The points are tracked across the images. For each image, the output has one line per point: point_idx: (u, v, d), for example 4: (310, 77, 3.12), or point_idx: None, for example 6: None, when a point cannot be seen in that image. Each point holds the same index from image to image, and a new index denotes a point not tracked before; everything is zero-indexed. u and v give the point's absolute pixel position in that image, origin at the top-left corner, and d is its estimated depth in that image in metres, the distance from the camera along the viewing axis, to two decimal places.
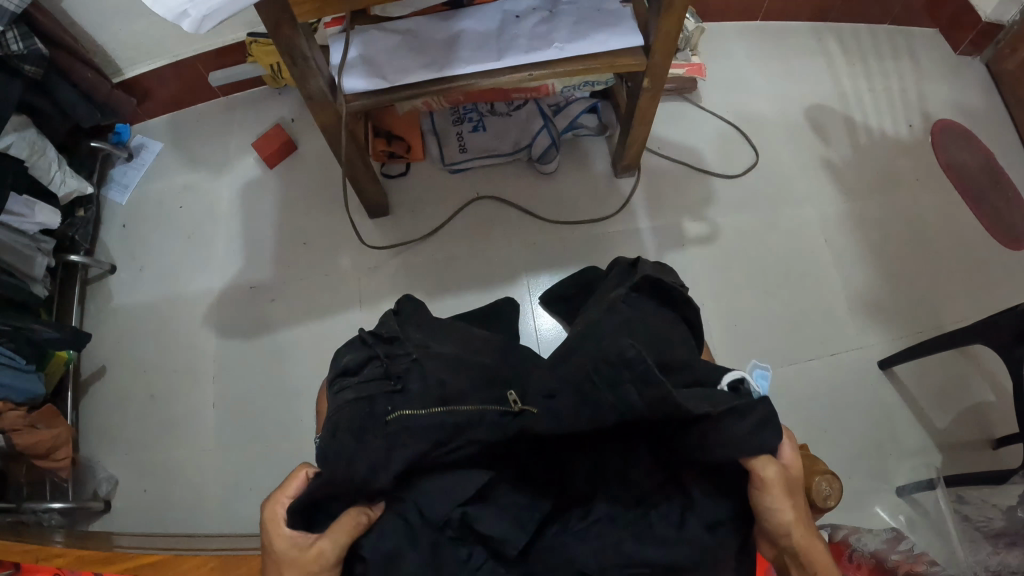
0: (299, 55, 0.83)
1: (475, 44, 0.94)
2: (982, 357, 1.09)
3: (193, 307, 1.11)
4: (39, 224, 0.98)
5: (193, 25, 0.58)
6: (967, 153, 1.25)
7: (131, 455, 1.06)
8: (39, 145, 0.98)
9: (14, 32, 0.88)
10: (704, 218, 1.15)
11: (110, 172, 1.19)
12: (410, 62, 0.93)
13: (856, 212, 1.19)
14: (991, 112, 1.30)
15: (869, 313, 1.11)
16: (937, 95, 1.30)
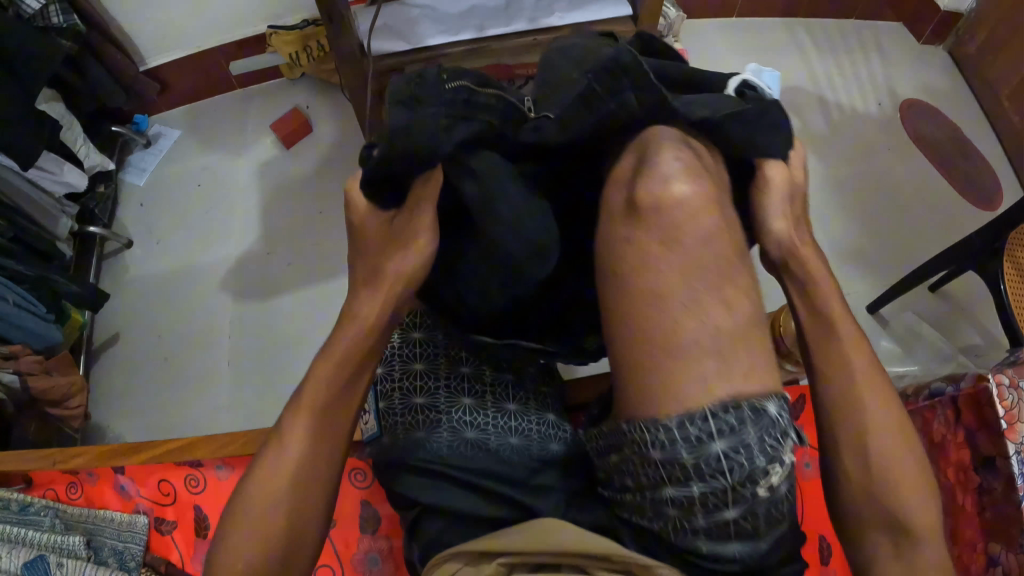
0: (337, 12, 0.90)
1: (484, 15, 1.01)
2: (964, 303, 1.21)
3: (208, 276, 1.15)
4: (66, 185, 1.04)
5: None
6: (935, 126, 1.37)
7: (140, 418, 1.06)
8: (68, 119, 1.04)
9: (56, 7, 0.97)
10: None
11: (129, 157, 1.24)
12: (429, 29, 0.99)
13: (834, 176, 1.29)
14: (954, 92, 1.42)
15: (851, 263, 1.21)
16: (904, 77, 1.42)
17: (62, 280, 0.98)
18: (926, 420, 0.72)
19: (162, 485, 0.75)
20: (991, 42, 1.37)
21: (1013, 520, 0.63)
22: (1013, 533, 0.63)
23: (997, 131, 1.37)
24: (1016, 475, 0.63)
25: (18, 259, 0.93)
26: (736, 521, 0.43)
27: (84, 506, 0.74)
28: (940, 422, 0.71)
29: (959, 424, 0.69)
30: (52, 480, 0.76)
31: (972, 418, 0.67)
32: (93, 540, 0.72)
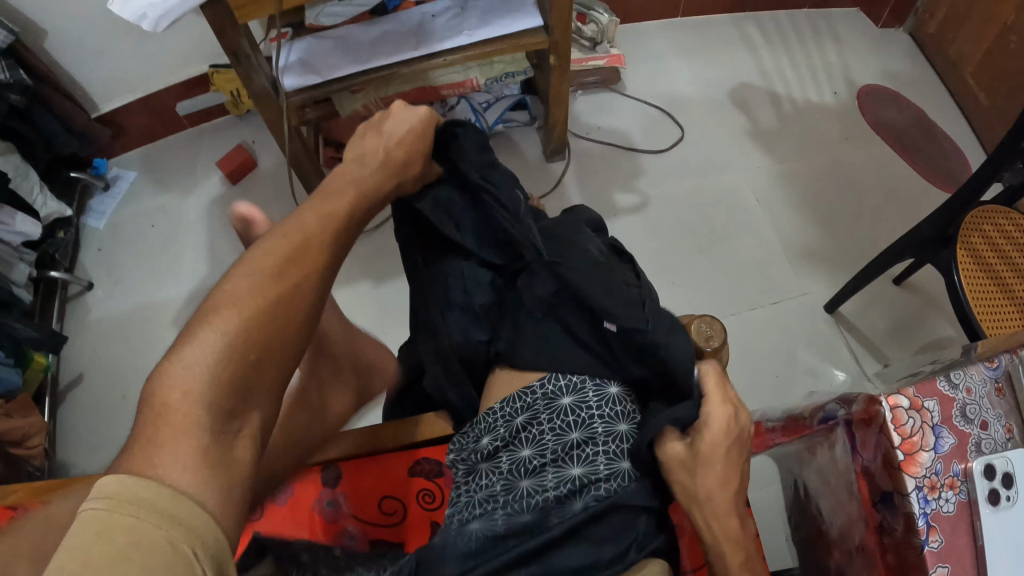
0: (241, 52, 0.95)
1: (394, 40, 1.05)
2: (933, 295, 1.14)
3: (163, 311, 1.20)
4: (22, 235, 1.10)
5: (152, 23, 0.83)
6: (897, 111, 1.32)
7: (99, 454, 1.11)
8: (24, 169, 1.10)
9: (3, 63, 1.02)
10: (635, 190, 1.22)
11: (89, 202, 1.30)
12: (341, 59, 1.04)
13: (785, 172, 1.25)
14: (917, 74, 1.37)
15: (804, 260, 1.16)
16: (862, 63, 1.37)
17: (18, 325, 1.04)
18: (830, 443, 0.57)
19: None
20: (950, 20, 1.31)
21: (910, 568, 0.46)
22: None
23: (965, 110, 1.31)
24: (915, 515, 0.45)
25: None
26: (582, 477, 0.56)
27: None
28: (841, 445, 0.54)
29: (856, 453, 0.51)
30: None
31: (867, 446, 0.49)
32: None
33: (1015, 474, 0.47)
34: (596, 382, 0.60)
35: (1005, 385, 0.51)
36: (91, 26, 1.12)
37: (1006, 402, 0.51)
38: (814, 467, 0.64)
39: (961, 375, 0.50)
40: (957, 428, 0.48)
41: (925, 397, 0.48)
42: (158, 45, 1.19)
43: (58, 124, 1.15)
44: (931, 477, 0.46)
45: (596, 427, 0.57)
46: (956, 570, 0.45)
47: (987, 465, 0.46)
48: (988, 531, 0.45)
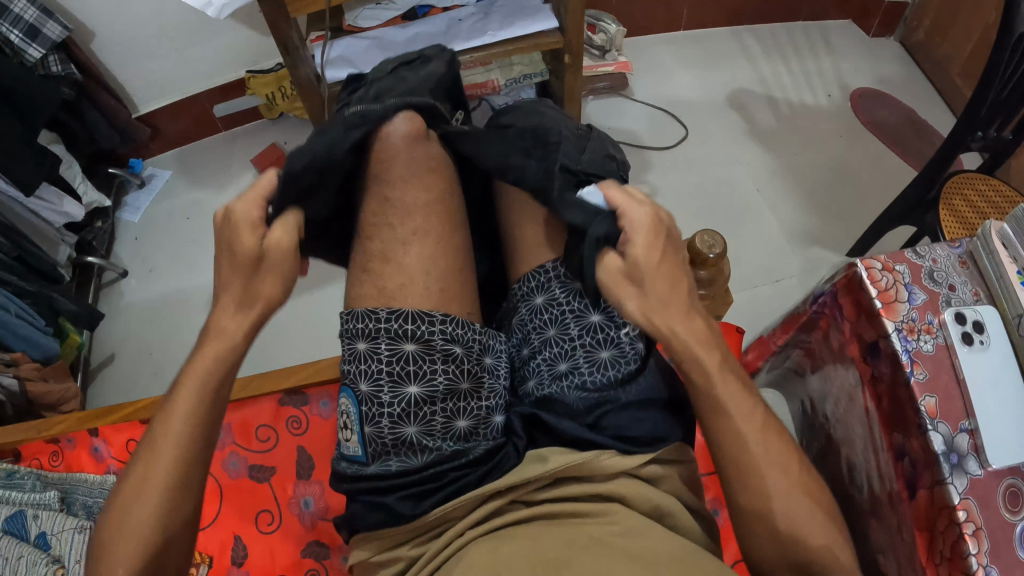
0: (290, 44, 1.06)
1: (426, 40, 1.16)
2: None
3: (197, 296, 1.28)
4: (65, 215, 1.16)
5: (216, 10, 0.96)
6: (887, 111, 1.42)
7: None
8: (67, 158, 1.18)
9: (55, 57, 1.10)
10: (644, 181, 1.31)
11: (125, 198, 1.40)
12: (378, 55, 1.15)
13: (786, 163, 1.33)
14: (905, 79, 1.48)
15: (807, 241, 1.22)
16: (854, 68, 1.49)
17: (60, 297, 1.10)
18: (823, 327, 0.63)
19: (130, 444, 0.79)
20: (936, 27, 1.44)
21: (905, 404, 0.52)
22: (911, 419, 0.52)
23: (952, 109, 1.42)
24: (898, 352, 0.52)
25: (21, 276, 1.04)
26: (570, 372, 0.60)
27: (63, 471, 0.79)
28: (834, 324, 0.61)
29: (845, 318, 0.58)
30: (38, 450, 0.81)
31: (852, 307, 0.57)
32: (67, 497, 0.77)
33: (985, 322, 0.54)
34: (563, 278, 0.62)
35: (970, 260, 0.59)
36: (139, 29, 1.22)
37: (973, 272, 0.58)
38: (813, 370, 0.70)
39: (926, 247, 0.57)
40: (927, 286, 0.55)
41: (896, 262, 0.56)
42: (199, 50, 1.29)
43: (101, 118, 1.23)
44: (909, 323, 0.53)
45: (569, 322, 0.61)
46: (944, 401, 0.51)
47: (959, 313, 0.53)
48: (966, 365, 0.52)
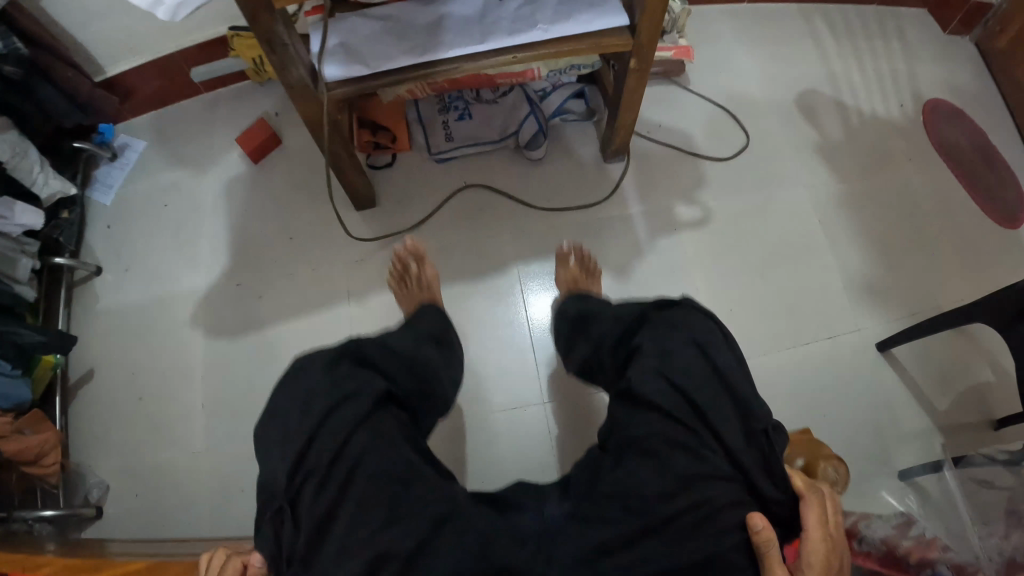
0: (277, 41, 0.81)
1: (458, 29, 0.92)
2: (983, 341, 1.14)
3: (178, 306, 1.14)
4: (21, 227, 1.00)
5: (166, 11, 0.66)
6: (960, 130, 1.32)
7: (117, 461, 1.07)
8: (21, 148, 1.00)
9: None
10: (697, 202, 1.15)
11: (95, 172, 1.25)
12: (393, 47, 0.91)
13: (851, 191, 1.21)
14: (976, 94, 1.38)
15: (866, 291, 1.14)
16: (928, 74, 1.39)
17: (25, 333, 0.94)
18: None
19: None
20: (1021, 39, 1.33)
21: None
22: None
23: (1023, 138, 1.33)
24: None
25: None
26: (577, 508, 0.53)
27: None
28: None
29: None
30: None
31: None
32: None
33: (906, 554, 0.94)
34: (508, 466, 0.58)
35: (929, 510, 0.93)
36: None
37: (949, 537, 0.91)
38: None
39: None
40: None
41: None
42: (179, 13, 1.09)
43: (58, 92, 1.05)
44: None
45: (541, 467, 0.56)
46: None
47: None
48: None
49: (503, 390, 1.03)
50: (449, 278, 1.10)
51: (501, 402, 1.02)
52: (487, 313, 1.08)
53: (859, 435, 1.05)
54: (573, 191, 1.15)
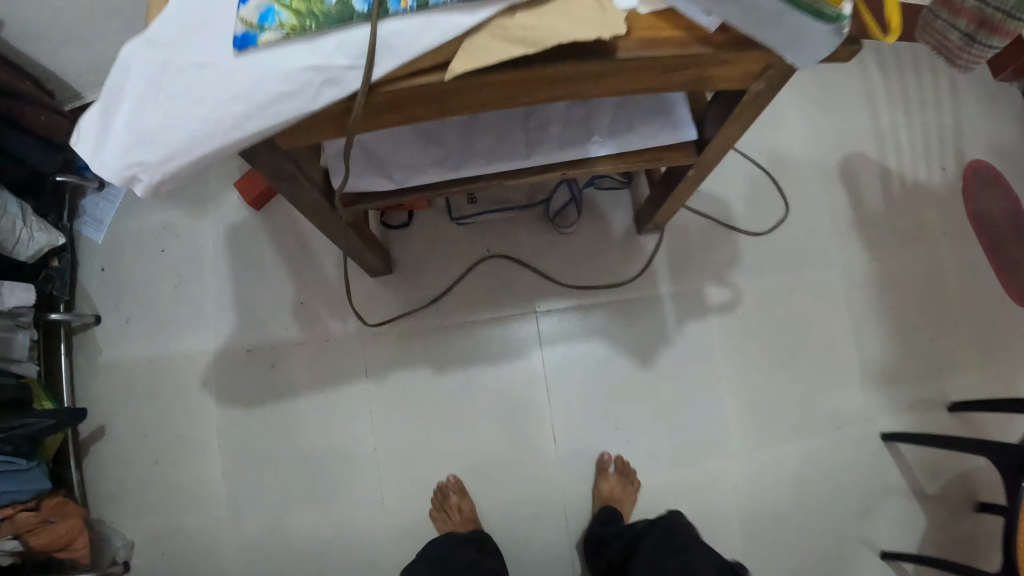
0: (284, 175, 0.68)
1: (493, 133, 0.75)
2: (982, 426, 1.20)
3: (192, 365, 1.15)
4: (16, 305, 1.04)
5: (144, 187, 0.51)
6: (1000, 198, 1.32)
7: (137, 520, 1.11)
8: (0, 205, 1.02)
9: None
10: (727, 283, 1.17)
11: (82, 203, 1.28)
12: (417, 154, 0.75)
13: (878, 270, 1.23)
14: (1022, 154, 1.36)
15: (875, 377, 1.19)
16: (980, 129, 1.35)
17: (32, 423, 0.99)
18: None
19: None
20: None
21: None
22: None
23: None
24: None
25: None
26: None
27: None
28: None
29: None
30: None
31: None
32: None
33: None
34: None
35: None
36: None
37: None
38: None
39: None
40: None
41: None
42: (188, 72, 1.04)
43: (30, 138, 1.11)
44: None
45: None
46: None
47: None
48: None
49: (522, 474, 1.09)
50: (467, 359, 1.12)
51: (519, 486, 1.08)
52: (506, 392, 1.11)
53: (856, 518, 1.14)
54: (599, 269, 1.15)
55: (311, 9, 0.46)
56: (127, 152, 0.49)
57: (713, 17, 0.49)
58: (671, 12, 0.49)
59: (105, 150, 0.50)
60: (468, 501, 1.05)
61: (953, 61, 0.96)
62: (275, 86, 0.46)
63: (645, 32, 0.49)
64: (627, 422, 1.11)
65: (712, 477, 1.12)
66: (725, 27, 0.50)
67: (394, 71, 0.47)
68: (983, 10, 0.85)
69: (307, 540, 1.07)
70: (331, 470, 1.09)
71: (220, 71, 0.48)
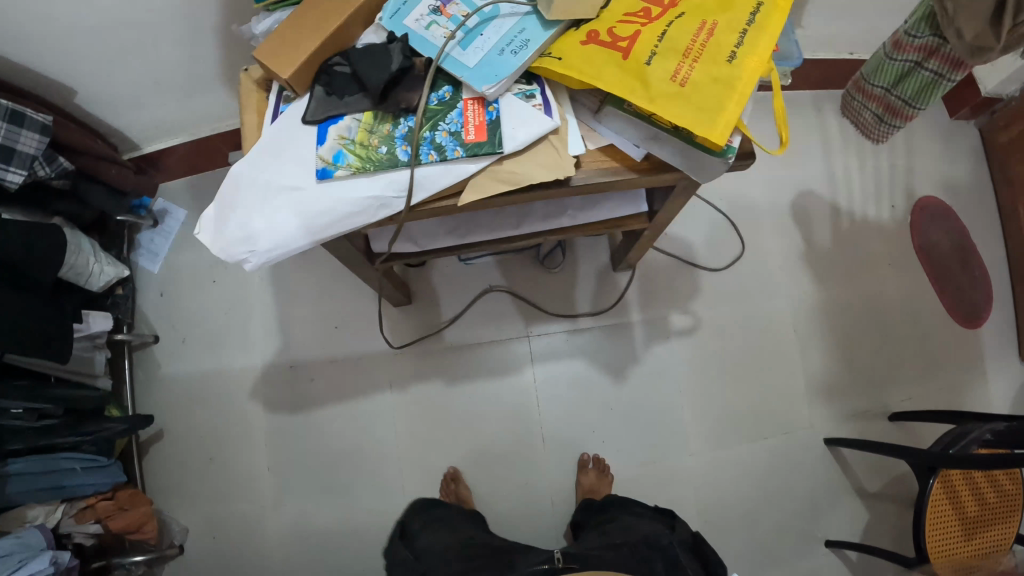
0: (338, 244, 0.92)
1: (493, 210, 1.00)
2: (918, 430, 1.41)
3: (241, 378, 1.36)
4: (95, 331, 1.25)
5: (252, 266, 0.80)
6: (943, 231, 1.53)
7: (194, 509, 1.33)
8: (76, 244, 1.22)
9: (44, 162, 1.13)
10: (690, 312, 1.38)
11: (138, 238, 1.48)
12: (436, 226, 1.00)
13: (826, 298, 1.44)
14: (963, 190, 1.56)
15: (820, 388, 1.40)
16: (927, 171, 1.56)
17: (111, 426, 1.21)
18: None
19: None
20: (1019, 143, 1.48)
21: None
22: None
23: (998, 238, 1.54)
24: None
25: (73, 429, 1.15)
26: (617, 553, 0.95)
27: None
28: None
29: None
30: None
31: None
32: None
33: None
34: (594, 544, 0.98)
35: None
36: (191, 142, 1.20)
37: None
38: None
39: None
40: None
41: None
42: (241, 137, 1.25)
43: (103, 189, 1.31)
44: None
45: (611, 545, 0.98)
46: None
47: None
48: None
49: (520, 471, 1.30)
50: (475, 376, 1.33)
51: (520, 482, 1.29)
52: (508, 402, 1.32)
53: (801, 509, 1.35)
54: (584, 298, 1.36)
55: (369, 155, 0.78)
56: (246, 245, 0.79)
57: (640, 149, 0.80)
58: (612, 148, 0.82)
59: (229, 244, 0.79)
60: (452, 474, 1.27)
61: (869, 134, 1.18)
62: (350, 208, 0.78)
63: (593, 164, 0.81)
64: (611, 427, 1.33)
65: (683, 473, 1.33)
66: (648, 156, 0.81)
67: (430, 195, 0.78)
68: (888, 98, 1.08)
69: (344, 524, 1.29)
70: (364, 467, 1.31)
71: (309, 192, 0.79)
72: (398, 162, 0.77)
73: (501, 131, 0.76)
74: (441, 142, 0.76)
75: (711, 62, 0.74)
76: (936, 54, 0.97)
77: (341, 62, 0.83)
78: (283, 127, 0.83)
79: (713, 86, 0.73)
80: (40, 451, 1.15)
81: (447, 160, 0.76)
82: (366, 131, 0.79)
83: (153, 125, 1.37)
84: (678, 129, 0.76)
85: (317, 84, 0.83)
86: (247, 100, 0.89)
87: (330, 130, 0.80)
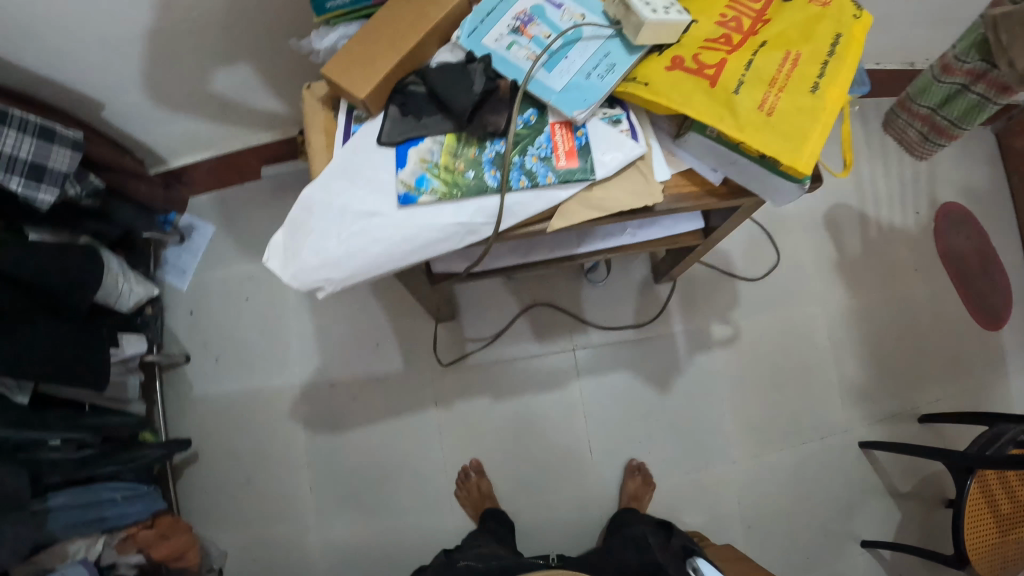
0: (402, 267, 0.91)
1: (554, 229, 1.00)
2: (948, 432, 1.44)
3: (278, 398, 1.34)
4: (129, 354, 1.21)
5: (325, 293, 0.77)
6: (964, 234, 1.56)
7: (232, 532, 1.29)
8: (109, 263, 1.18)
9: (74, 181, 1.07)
10: (729, 321, 1.40)
11: (165, 255, 1.44)
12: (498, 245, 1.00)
13: (858, 303, 1.46)
14: (983, 194, 1.59)
15: (856, 393, 1.42)
16: (949, 177, 1.59)
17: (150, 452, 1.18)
18: None
19: None
20: None
21: None
22: None
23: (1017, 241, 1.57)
24: None
25: (112, 458, 1.12)
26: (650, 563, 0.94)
27: None
28: None
29: None
30: None
31: None
32: None
33: None
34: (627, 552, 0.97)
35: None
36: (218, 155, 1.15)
37: None
38: None
39: None
40: None
41: None
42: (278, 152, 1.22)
43: (132, 206, 1.27)
44: None
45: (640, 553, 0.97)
46: None
47: None
48: None
49: (564, 484, 1.29)
50: (518, 390, 1.33)
51: (563, 495, 1.29)
52: (551, 416, 1.31)
53: (841, 513, 1.37)
54: (625, 311, 1.37)
55: (454, 180, 0.76)
56: (321, 271, 0.75)
57: (718, 173, 0.80)
58: (691, 171, 0.81)
59: (303, 271, 0.75)
60: (486, 481, 1.26)
61: (912, 150, 1.20)
62: (434, 235, 0.76)
63: (676, 189, 0.81)
64: (653, 437, 1.33)
65: (725, 481, 1.34)
66: (727, 181, 0.81)
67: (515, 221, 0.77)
68: (933, 118, 1.10)
69: (386, 544, 1.27)
70: (406, 485, 1.29)
71: (389, 219, 0.76)
72: (488, 188, 0.76)
73: (592, 156, 0.75)
74: (533, 168, 0.75)
75: (798, 90, 0.74)
76: (982, 79, 0.98)
77: (416, 81, 0.80)
78: (356, 149, 0.80)
79: (800, 115, 0.73)
80: (77, 483, 1.10)
81: (538, 186, 0.75)
82: (449, 154, 0.78)
83: (181, 140, 1.33)
84: (764, 157, 0.74)
85: (391, 103, 0.80)
86: (313, 119, 0.85)
87: (409, 153, 0.78)
